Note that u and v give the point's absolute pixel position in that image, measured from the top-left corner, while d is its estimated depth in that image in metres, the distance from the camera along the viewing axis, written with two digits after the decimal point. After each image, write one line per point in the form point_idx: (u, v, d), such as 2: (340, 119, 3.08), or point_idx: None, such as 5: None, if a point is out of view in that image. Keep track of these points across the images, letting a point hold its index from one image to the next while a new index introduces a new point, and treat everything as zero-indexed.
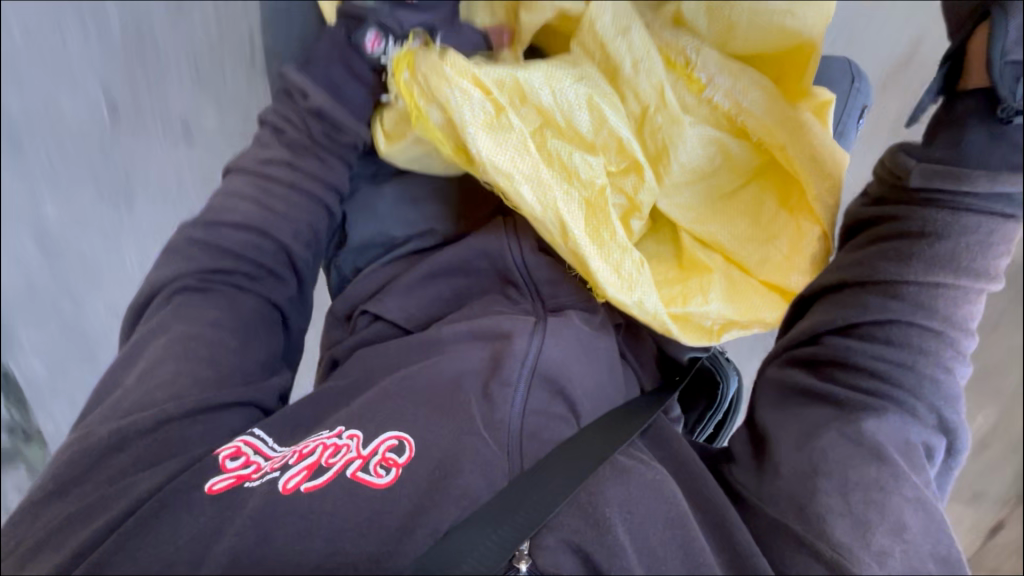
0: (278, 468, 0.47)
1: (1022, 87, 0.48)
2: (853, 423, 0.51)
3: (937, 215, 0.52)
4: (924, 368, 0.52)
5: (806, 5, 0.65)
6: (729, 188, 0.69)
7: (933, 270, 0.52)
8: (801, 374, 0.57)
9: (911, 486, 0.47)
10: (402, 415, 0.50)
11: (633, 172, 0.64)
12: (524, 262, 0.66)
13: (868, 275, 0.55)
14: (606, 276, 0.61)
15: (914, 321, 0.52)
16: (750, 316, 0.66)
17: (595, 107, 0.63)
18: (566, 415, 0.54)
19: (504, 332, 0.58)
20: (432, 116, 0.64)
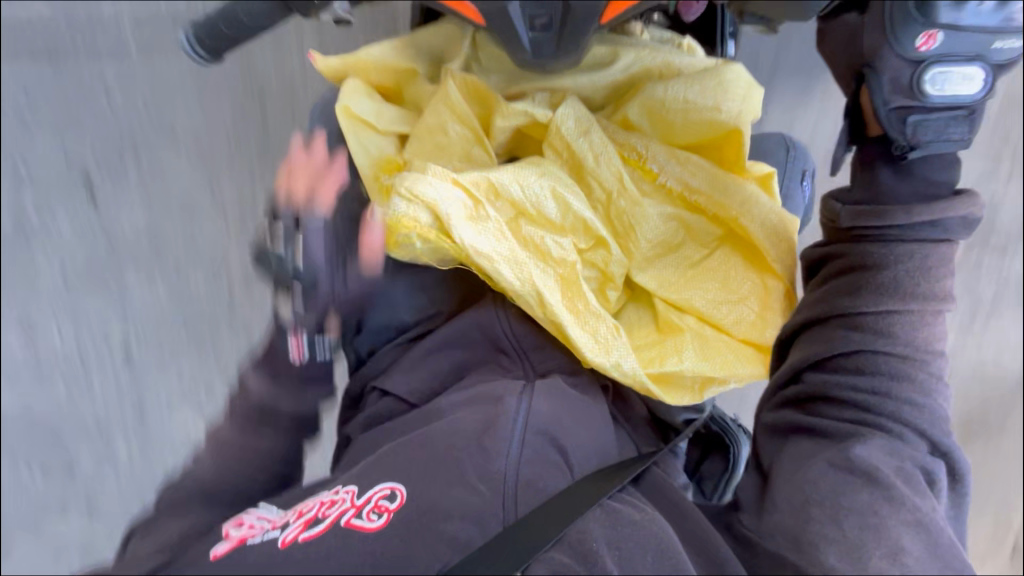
0: (277, 526, 0.51)
1: (912, 129, 0.60)
2: (842, 452, 0.51)
3: (874, 249, 0.58)
4: (902, 392, 0.54)
5: (730, 103, 0.74)
6: (697, 258, 0.74)
7: (885, 300, 0.56)
8: (786, 411, 0.59)
9: (908, 509, 0.47)
10: (401, 470, 0.54)
11: (601, 247, 0.71)
12: (512, 330, 0.72)
13: (829, 309, 0.59)
14: (585, 341, 0.67)
15: (883, 348, 0.56)
16: (726, 371, 0.69)
17: (559, 194, 0.70)
18: (559, 463, 0.58)
19: (496, 397, 0.62)
20: (417, 214, 0.63)
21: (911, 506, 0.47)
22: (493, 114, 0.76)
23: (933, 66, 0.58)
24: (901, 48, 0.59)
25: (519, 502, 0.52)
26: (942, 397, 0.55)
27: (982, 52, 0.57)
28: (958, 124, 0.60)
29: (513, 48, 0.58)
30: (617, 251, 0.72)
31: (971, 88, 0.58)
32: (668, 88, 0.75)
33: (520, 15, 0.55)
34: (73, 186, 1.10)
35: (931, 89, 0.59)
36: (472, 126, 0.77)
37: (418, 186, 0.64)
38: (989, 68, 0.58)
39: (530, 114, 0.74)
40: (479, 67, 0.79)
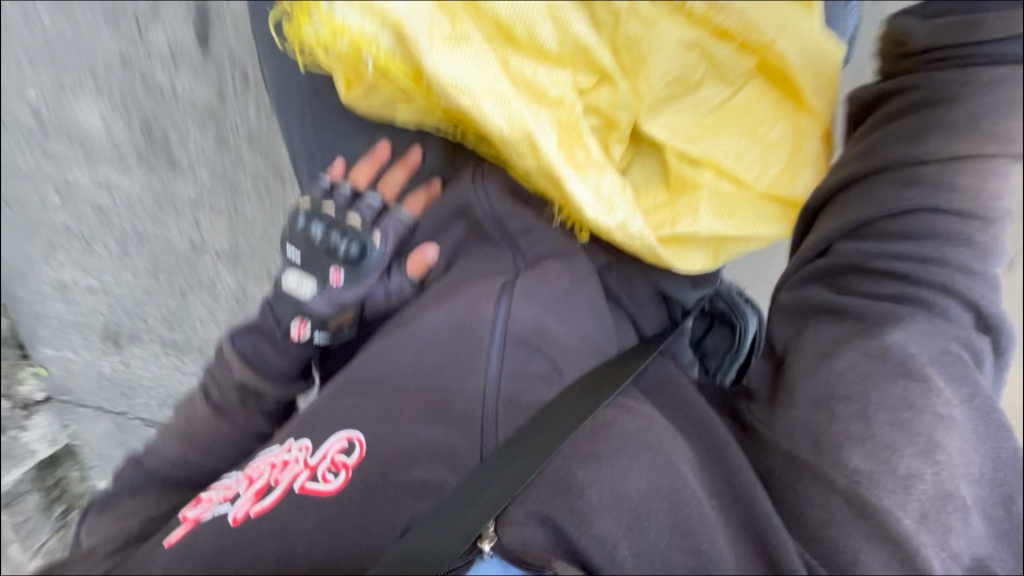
0: (229, 498, 0.47)
1: None
2: (874, 338, 0.43)
3: (952, 73, 0.42)
4: (957, 258, 0.44)
5: None
6: (720, 98, 0.59)
7: (952, 146, 0.43)
8: (812, 287, 0.49)
9: (944, 401, 0.40)
10: (361, 407, 0.48)
11: (607, 84, 0.58)
12: (496, 211, 0.61)
13: (871, 167, 0.46)
14: (589, 203, 0.56)
15: (941, 205, 0.44)
16: (746, 232, 0.59)
17: (556, 13, 0.55)
18: (549, 374, 0.51)
19: (470, 301, 0.54)
20: (380, 36, 0.54)
21: (946, 397, 0.40)
22: None
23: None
24: None
25: (499, 423, 0.46)
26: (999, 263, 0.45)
27: None
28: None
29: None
30: (624, 92, 0.58)
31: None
32: None
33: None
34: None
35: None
36: None
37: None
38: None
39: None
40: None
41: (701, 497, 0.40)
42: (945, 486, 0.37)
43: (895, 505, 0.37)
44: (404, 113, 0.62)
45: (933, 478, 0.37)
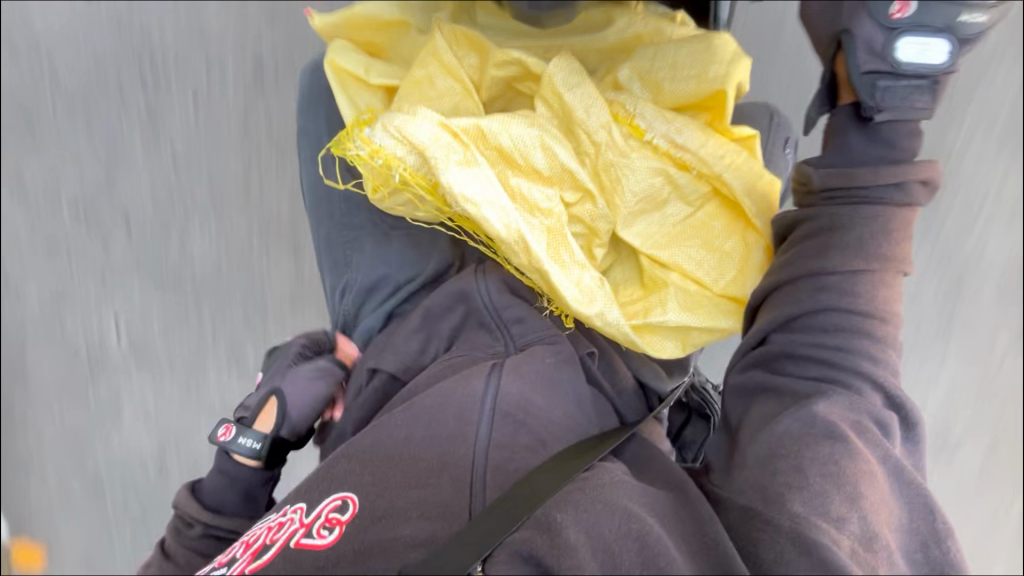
0: (224, 563, 0.50)
1: (879, 92, 0.58)
2: (807, 407, 0.51)
3: (840, 211, 0.57)
4: (861, 344, 0.54)
5: (716, 65, 0.76)
6: (683, 216, 0.73)
7: (849, 262, 0.55)
8: (753, 371, 0.57)
9: (865, 459, 0.47)
10: (355, 471, 0.52)
11: (588, 200, 0.71)
12: (496, 303, 0.71)
13: (793, 273, 0.57)
14: (571, 292, 0.66)
15: (841, 305, 0.55)
16: (708, 321, 0.70)
17: (547, 145, 0.70)
18: (534, 444, 0.56)
19: (460, 381, 0.60)
20: (408, 157, 0.66)
21: (867, 456, 0.47)
22: (488, 62, 0.76)
23: (904, 37, 0.57)
24: (875, 15, 0.58)
25: (488, 483, 0.51)
26: (895, 347, 0.55)
27: (951, 25, 0.56)
28: (926, 95, 0.58)
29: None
30: (604, 206, 0.71)
31: (938, 56, 0.57)
32: (656, 54, 0.77)
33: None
34: (101, 193, 1.11)
35: (902, 56, 0.57)
36: (462, 78, 0.75)
37: (408, 129, 0.65)
38: (957, 41, 0.57)
39: (521, 63, 0.76)
40: (471, 19, 0.84)
41: (667, 545, 0.44)
42: (871, 527, 0.44)
43: (832, 541, 0.42)
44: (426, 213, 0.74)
45: (859, 519, 0.44)
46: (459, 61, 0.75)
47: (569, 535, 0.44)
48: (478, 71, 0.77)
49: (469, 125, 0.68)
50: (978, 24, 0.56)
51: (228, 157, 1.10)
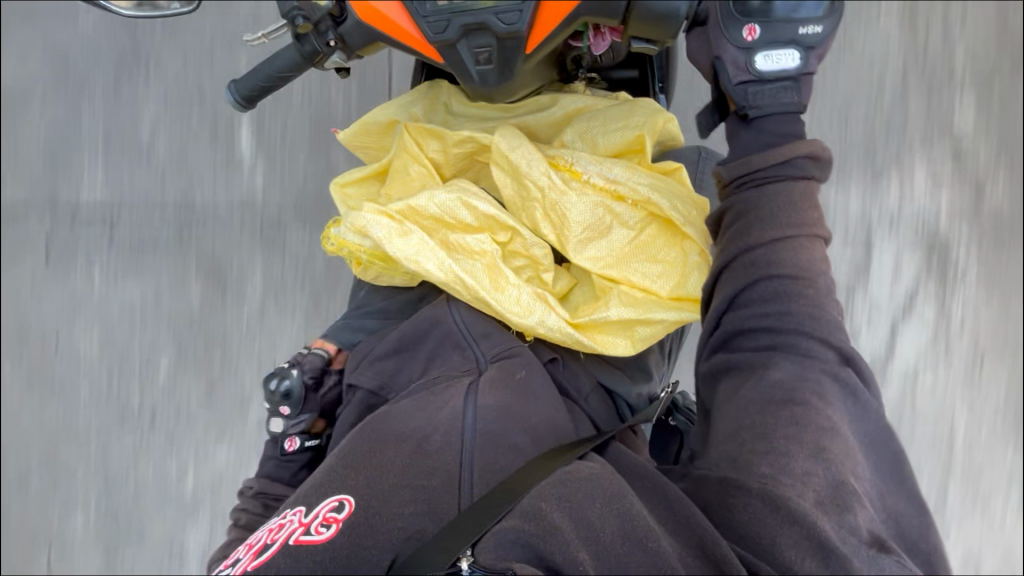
0: (229, 564, 0.55)
1: (751, 95, 0.67)
2: (762, 378, 0.55)
3: (748, 194, 0.64)
4: (800, 309, 0.59)
5: (638, 116, 0.87)
6: (629, 239, 0.78)
7: (769, 234, 0.62)
8: (717, 354, 0.61)
9: (823, 416, 0.51)
10: (350, 476, 0.56)
11: (516, 236, 0.78)
12: (465, 320, 0.73)
13: (728, 256, 0.63)
14: (509, 309, 0.73)
15: (772, 273, 0.60)
16: (649, 316, 0.76)
17: (468, 203, 0.77)
18: (519, 448, 0.59)
19: (445, 394, 0.63)
20: (371, 231, 0.75)
21: (825, 413, 0.51)
22: (443, 141, 0.86)
23: (757, 55, 0.66)
24: (731, 37, 0.67)
25: (475, 485, 0.54)
26: (833, 306, 0.60)
27: (792, 38, 0.65)
28: (788, 94, 0.67)
29: (463, 77, 0.62)
30: (554, 232, 0.78)
31: (792, 61, 0.66)
32: (591, 119, 0.87)
33: (464, 51, 0.59)
34: (109, 263, 1.22)
35: (761, 67, 0.66)
36: (429, 162, 0.86)
37: (358, 221, 0.76)
38: (804, 49, 0.65)
39: (475, 140, 0.84)
40: (447, 108, 0.91)
41: (648, 519, 0.48)
42: (837, 477, 0.48)
43: (799, 496, 0.47)
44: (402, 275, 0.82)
45: (823, 473, 0.48)
46: (421, 147, 0.86)
47: (553, 517, 0.47)
48: (441, 153, 0.86)
49: (401, 202, 0.77)
50: (816, 34, 0.65)
51: (224, 208, 1.20)
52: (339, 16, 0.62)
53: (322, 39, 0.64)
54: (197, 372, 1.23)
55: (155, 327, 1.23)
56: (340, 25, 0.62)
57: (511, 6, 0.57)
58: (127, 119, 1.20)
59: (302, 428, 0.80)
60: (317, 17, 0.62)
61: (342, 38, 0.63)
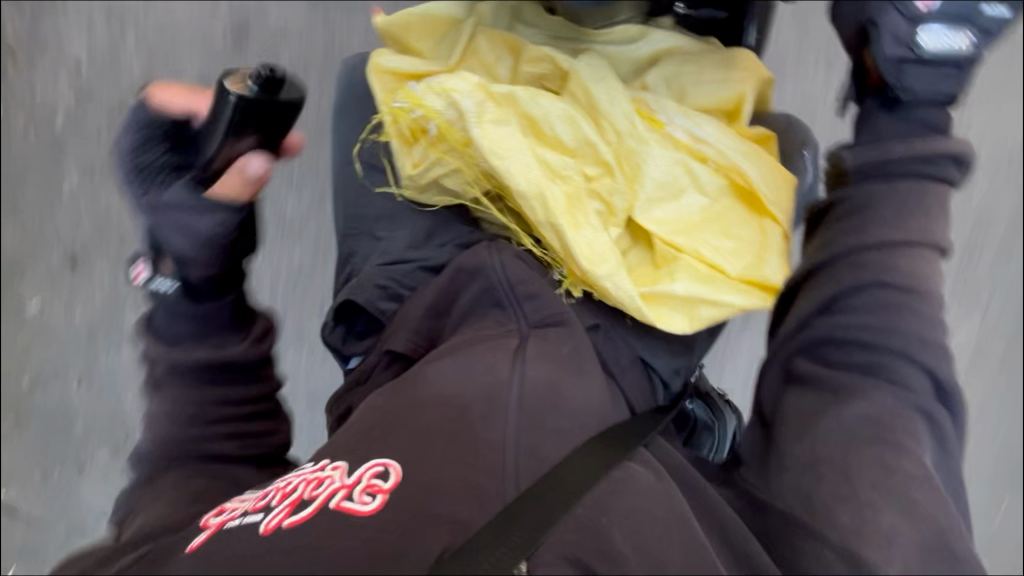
0: (261, 510, 0.52)
1: (906, 77, 0.59)
2: (847, 404, 0.50)
3: (869, 187, 0.59)
4: (909, 328, 0.53)
5: (737, 74, 0.76)
6: (702, 208, 0.70)
7: (885, 233, 0.57)
8: (798, 359, 0.56)
9: (914, 462, 0.46)
10: (392, 441, 0.52)
11: (607, 174, 0.68)
12: (512, 277, 0.65)
13: (830, 255, 0.59)
14: (580, 250, 0.64)
15: (885, 281, 0.55)
16: (716, 297, 0.68)
17: (574, 118, 0.68)
18: (574, 431, 0.55)
19: (488, 361, 0.57)
20: (462, 102, 0.65)
21: (918, 459, 0.46)
22: (519, 58, 0.75)
23: (924, 28, 0.58)
24: (900, 3, 0.59)
25: (520, 472, 0.50)
26: (941, 334, 0.54)
27: (970, 15, 0.58)
28: (947, 83, 0.59)
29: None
30: (620, 181, 0.68)
31: (964, 43, 0.58)
32: (683, 64, 0.76)
33: None
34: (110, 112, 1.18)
35: (926, 45, 0.58)
36: (496, 73, 0.75)
37: (449, 82, 0.66)
38: (979, 31, 0.58)
39: (552, 61, 0.74)
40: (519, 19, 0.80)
41: (710, 551, 0.47)
42: (925, 537, 0.43)
43: (876, 556, 0.43)
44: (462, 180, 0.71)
45: (912, 530, 0.44)
46: (496, 59, 0.76)
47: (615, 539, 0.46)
48: (510, 73, 0.76)
49: (502, 86, 0.66)
50: (998, 17, 0.58)
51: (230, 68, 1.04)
52: None
53: None
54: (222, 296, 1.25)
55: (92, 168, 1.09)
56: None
57: None
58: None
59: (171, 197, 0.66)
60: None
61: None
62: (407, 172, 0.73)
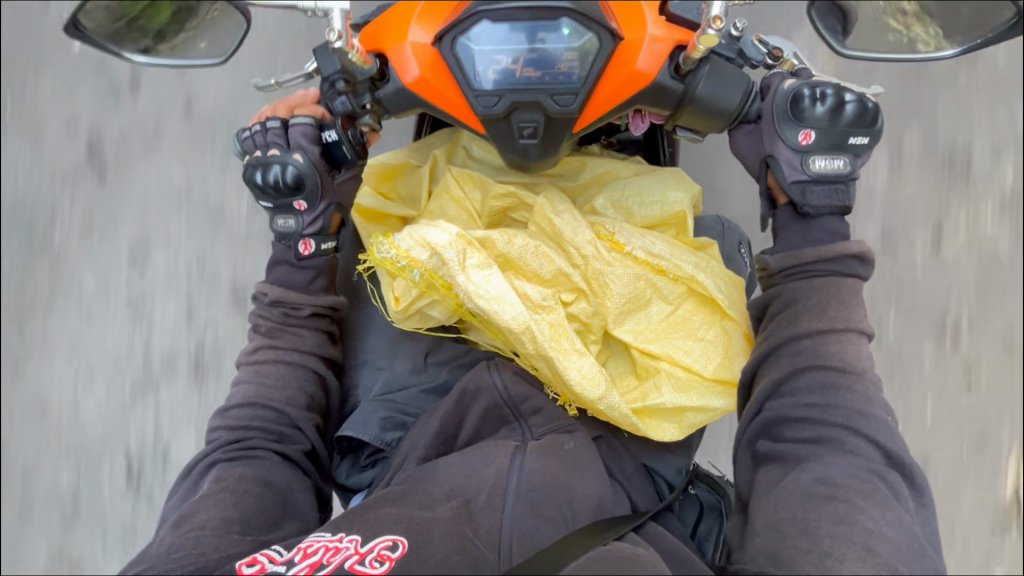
0: (283, 563, 0.57)
1: (809, 196, 0.68)
2: (806, 468, 0.56)
3: (795, 282, 0.66)
4: (847, 403, 0.59)
5: (674, 193, 0.82)
6: (665, 314, 0.76)
7: (818, 323, 0.63)
8: (760, 441, 0.61)
9: (870, 517, 0.52)
10: (401, 520, 0.59)
11: (582, 299, 0.74)
12: (508, 387, 0.70)
13: (775, 340, 0.64)
14: (575, 378, 0.68)
15: (818, 363, 0.61)
16: (703, 402, 0.73)
17: (546, 254, 0.73)
18: (558, 524, 0.59)
19: (489, 459, 0.63)
20: (444, 250, 0.67)
21: (872, 514, 0.52)
22: (485, 190, 0.81)
23: (812, 157, 0.67)
24: (785, 139, 0.67)
25: (512, 553, 0.56)
26: (883, 407, 0.60)
27: (842, 144, 0.66)
28: (838, 196, 0.68)
29: (504, 144, 0.65)
30: (595, 304, 0.74)
31: (842, 166, 0.67)
32: (624, 187, 0.82)
33: (512, 124, 0.62)
34: (67, 246, 1.16)
35: (814, 168, 0.67)
36: (469, 207, 0.81)
37: (429, 233, 0.68)
38: (851, 156, 0.67)
39: (516, 196, 0.81)
40: (467, 155, 0.86)
41: None
42: None
43: None
44: (443, 315, 0.74)
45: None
46: (464, 192, 0.81)
47: None
48: (479, 204, 0.81)
49: (478, 233, 0.71)
50: (862, 143, 0.66)
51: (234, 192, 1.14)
52: (379, 80, 0.66)
53: (359, 100, 0.67)
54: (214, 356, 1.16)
55: (99, 311, 1.16)
56: (379, 88, 0.66)
57: (567, 91, 0.60)
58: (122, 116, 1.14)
59: (317, 229, 0.75)
60: (358, 80, 0.65)
61: (378, 102, 0.67)
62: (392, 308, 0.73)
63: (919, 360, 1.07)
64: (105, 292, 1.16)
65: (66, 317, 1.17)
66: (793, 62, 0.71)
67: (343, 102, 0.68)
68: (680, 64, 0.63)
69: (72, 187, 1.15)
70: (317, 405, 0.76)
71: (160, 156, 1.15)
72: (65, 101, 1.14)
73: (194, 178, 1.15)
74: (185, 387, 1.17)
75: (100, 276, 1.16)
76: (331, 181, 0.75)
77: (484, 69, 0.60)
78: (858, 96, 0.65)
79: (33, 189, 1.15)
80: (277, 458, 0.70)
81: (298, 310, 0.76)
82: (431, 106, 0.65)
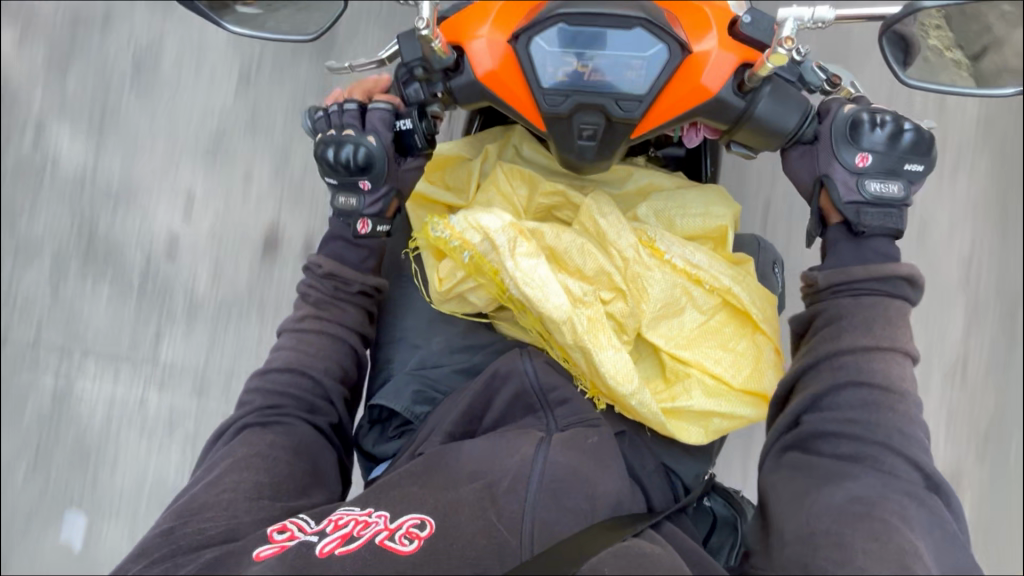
0: (315, 533, 0.59)
1: (863, 216, 0.69)
2: (835, 484, 0.57)
3: (840, 301, 0.67)
4: (883, 421, 0.60)
5: (715, 208, 0.84)
6: (698, 323, 0.77)
7: (861, 342, 0.64)
8: (789, 453, 0.62)
9: (901, 534, 0.53)
10: (433, 499, 0.61)
11: (620, 299, 0.76)
12: (540, 379, 0.72)
13: (814, 357, 0.65)
14: (609, 373, 0.70)
15: (857, 380, 0.62)
16: (731, 411, 0.74)
17: (590, 252, 0.76)
18: (587, 513, 0.61)
19: (517, 446, 0.65)
20: (497, 238, 0.70)
21: (901, 531, 0.53)
22: (535, 187, 0.83)
23: (868, 180, 0.68)
24: (842, 161, 0.69)
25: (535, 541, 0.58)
26: (917, 427, 0.61)
27: (897, 170, 0.68)
28: (891, 220, 0.69)
29: (562, 144, 0.67)
30: (631, 305, 0.75)
31: (895, 191, 0.68)
32: (666, 198, 0.84)
33: (573, 124, 0.64)
34: (81, 184, 1.11)
35: (870, 191, 0.68)
36: (516, 201, 0.83)
37: (483, 220, 0.72)
38: (905, 182, 0.68)
39: (563, 195, 0.83)
40: (517, 152, 0.88)
41: None
42: None
43: None
44: (483, 301, 0.76)
45: None
46: (514, 186, 0.84)
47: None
48: (525, 199, 0.83)
49: (529, 226, 0.74)
50: (917, 171, 0.68)
51: (264, 154, 1.12)
52: (454, 71, 0.68)
53: (431, 89, 0.70)
54: (225, 324, 1.13)
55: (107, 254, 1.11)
56: (452, 78, 0.68)
57: (631, 96, 0.62)
58: (165, 71, 1.12)
59: (377, 211, 0.78)
60: (433, 69, 0.68)
61: (449, 92, 0.70)
62: (435, 288, 0.76)
63: (935, 392, 1.10)
64: (117, 236, 1.11)
65: (70, 256, 1.11)
66: (849, 89, 0.73)
67: (415, 90, 0.72)
68: (744, 81, 0.65)
69: (101, 132, 1.12)
70: (349, 378, 0.79)
71: (198, 112, 1.12)
72: (105, 47, 1.11)
73: (225, 132, 1.12)
74: (188, 342, 1.12)
75: (112, 217, 1.11)
76: (396, 168, 0.77)
77: (553, 69, 0.62)
78: (916, 124, 0.66)
79: (62, 126, 1.11)
80: (309, 428, 0.72)
81: (348, 285, 0.78)
82: (496, 100, 0.67)
